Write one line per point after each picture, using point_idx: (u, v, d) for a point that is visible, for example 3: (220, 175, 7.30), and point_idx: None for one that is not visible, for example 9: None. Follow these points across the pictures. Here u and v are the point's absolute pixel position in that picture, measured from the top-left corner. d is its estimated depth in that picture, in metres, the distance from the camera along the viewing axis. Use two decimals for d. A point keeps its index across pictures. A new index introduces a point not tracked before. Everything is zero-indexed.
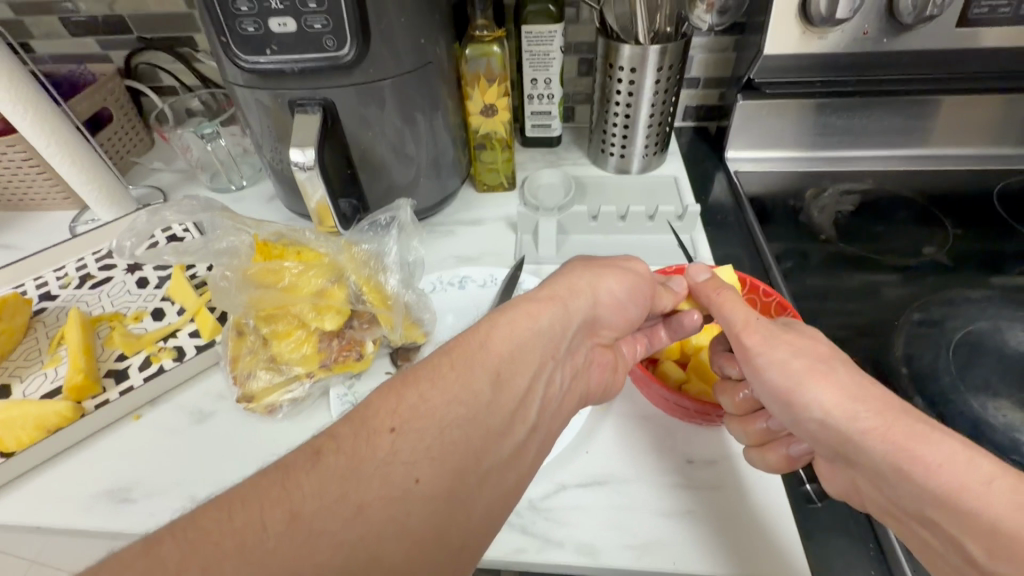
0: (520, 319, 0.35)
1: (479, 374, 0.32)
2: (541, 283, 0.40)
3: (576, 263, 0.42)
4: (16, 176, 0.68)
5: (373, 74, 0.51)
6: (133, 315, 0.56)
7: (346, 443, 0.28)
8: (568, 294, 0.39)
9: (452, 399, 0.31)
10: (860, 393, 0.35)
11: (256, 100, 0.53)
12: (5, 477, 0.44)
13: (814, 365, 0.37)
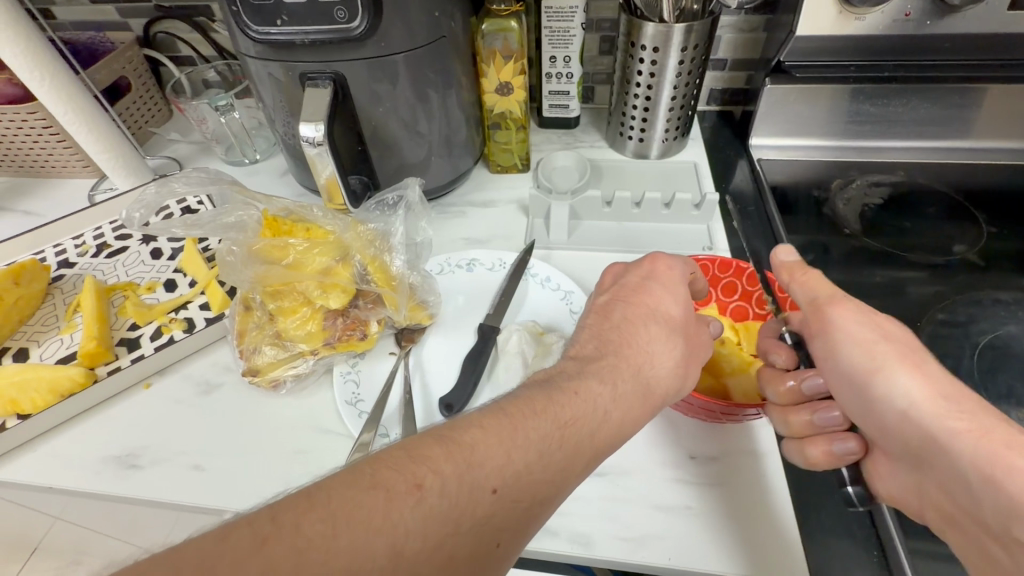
0: (618, 391, 0.35)
1: (576, 436, 0.31)
2: (639, 335, 0.38)
3: (676, 316, 0.40)
4: (36, 142, 0.68)
5: (385, 48, 0.49)
6: (145, 286, 0.57)
7: (452, 476, 0.26)
8: (661, 367, 0.37)
9: (545, 461, 0.30)
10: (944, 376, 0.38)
11: (270, 74, 0.53)
12: (21, 438, 0.45)
13: (902, 351, 0.39)
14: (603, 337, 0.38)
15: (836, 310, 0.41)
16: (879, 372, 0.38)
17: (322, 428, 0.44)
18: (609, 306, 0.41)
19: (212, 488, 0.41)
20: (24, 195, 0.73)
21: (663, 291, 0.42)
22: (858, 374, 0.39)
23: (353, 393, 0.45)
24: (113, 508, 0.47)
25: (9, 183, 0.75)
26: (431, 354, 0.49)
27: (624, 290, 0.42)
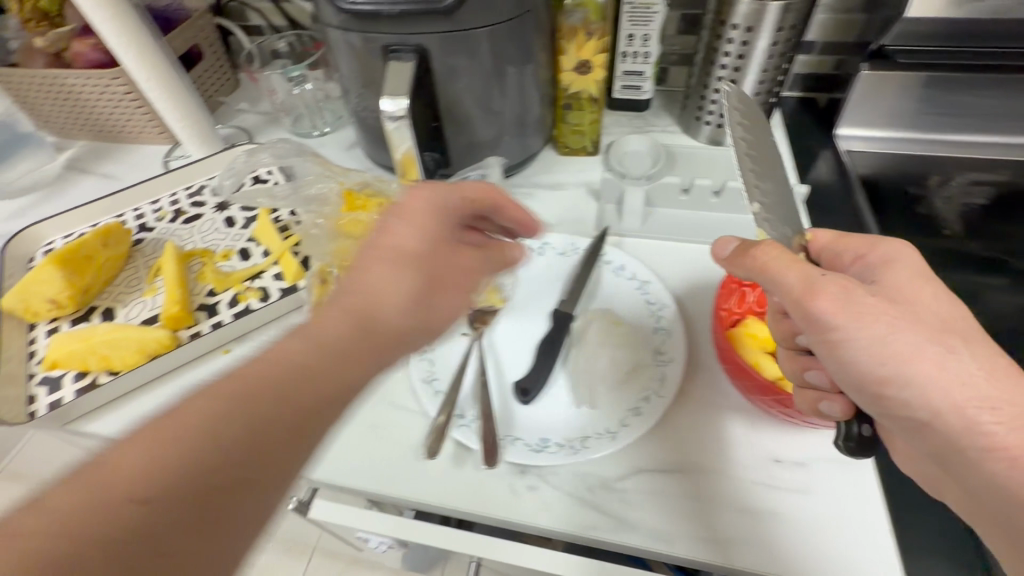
0: (326, 341, 0.32)
1: (246, 387, 0.29)
2: (369, 277, 0.35)
3: (414, 247, 0.36)
4: (117, 107, 0.70)
5: (470, 22, 0.48)
6: (221, 253, 0.58)
7: (142, 464, 0.25)
8: (383, 306, 0.34)
9: (251, 423, 0.28)
10: (953, 352, 0.31)
11: (351, 45, 0.52)
12: (112, 394, 0.47)
13: (924, 340, 0.31)
14: (428, 263, 0.37)
15: (849, 318, 0.32)
16: (913, 383, 0.31)
17: (397, 404, 0.44)
18: (375, 239, 0.37)
19: None
20: (103, 159, 0.75)
21: (406, 221, 0.37)
22: (870, 386, 0.33)
23: (429, 373, 0.45)
24: None
25: (89, 146, 0.77)
26: (503, 337, 0.48)
27: (393, 220, 0.37)
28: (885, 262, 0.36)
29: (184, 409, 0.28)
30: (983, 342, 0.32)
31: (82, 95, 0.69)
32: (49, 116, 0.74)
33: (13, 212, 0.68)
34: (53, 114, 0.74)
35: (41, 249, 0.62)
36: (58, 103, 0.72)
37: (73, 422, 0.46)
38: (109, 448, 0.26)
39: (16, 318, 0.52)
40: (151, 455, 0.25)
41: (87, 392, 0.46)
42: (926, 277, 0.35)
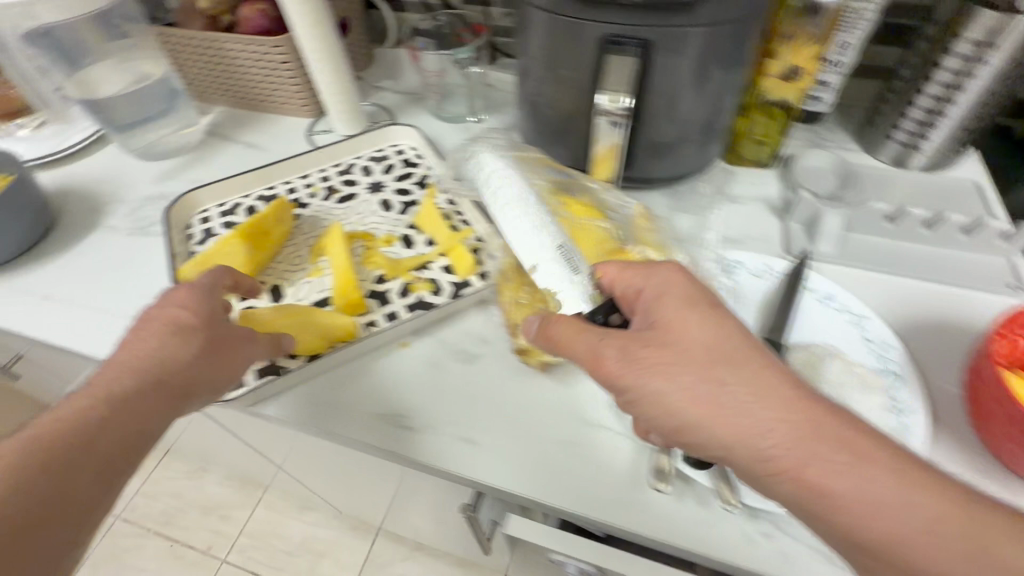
0: (119, 398, 0.35)
1: (66, 434, 0.33)
2: (147, 342, 0.37)
3: (187, 320, 0.38)
4: (270, 76, 0.69)
5: (708, 18, 0.44)
6: (384, 238, 0.57)
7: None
8: (168, 361, 0.37)
9: (48, 460, 0.31)
10: (736, 394, 0.31)
11: (552, 29, 0.48)
12: (291, 381, 0.45)
13: (757, 399, 0.31)
14: (211, 325, 0.39)
15: (600, 346, 0.35)
16: (795, 471, 0.29)
17: (599, 423, 0.42)
18: (147, 312, 0.39)
19: (493, 466, 0.41)
20: (244, 127, 0.74)
21: (178, 303, 0.39)
22: (753, 466, 0.31)
23: None
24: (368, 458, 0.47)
25: (229, 112, 0.76)
26: None
27: (173, 295, 0.40)
28: (657, 295, 0.36)
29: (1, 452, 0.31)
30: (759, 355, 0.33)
31: (238, 61, 0.68)
32: (196, 79, 0.73)
33: (161, 174, 0.67)
34: (201, 77, 0.73)
35: (196, 216, 0.61)
36: (209, 67, 0.70)
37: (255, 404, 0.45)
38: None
39: None
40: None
41: (270, 378, 0.44)
42: (697, 306, 0.35)
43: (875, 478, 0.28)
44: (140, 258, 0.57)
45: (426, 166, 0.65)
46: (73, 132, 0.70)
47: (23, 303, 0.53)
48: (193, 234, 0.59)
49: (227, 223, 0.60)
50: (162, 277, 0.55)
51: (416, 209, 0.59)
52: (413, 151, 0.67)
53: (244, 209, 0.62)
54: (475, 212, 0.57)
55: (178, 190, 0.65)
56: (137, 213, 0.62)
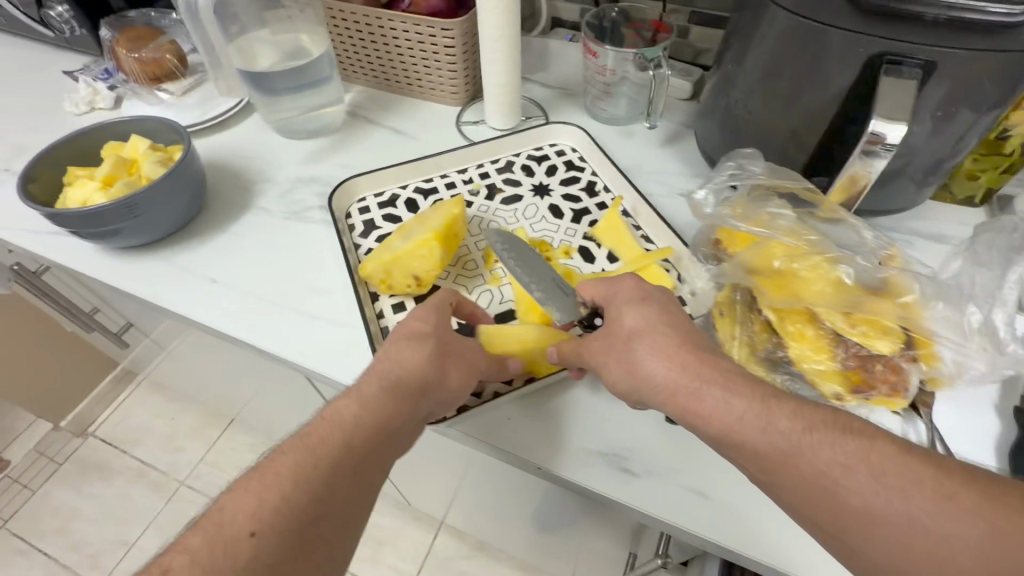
0: (367, 398, 0.36)
1: (330, 431, 0.34)
2: (388, 348, 0.39)
3: (423, 327, 0.40)
4: (428, 59, 0.65)
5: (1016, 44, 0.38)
6: (562, 249, 0.53)
7: (256, 479, 0.32)
8: (407, 363, 0.38)
9: (316, 455, 0.33)
10: (706, 377, 0.34)
11: (810, 39, 0.42)
12: (487, 403, 0.42)
13: (734, 388, 0.33)
14: (442, 340, 0.40)
15: (611, 360, 0.38)
16: (733, 441, 0.32)
17: None
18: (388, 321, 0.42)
19: (728, 525, 0.37)
20: (386, 110, 0.70)
21: (415, 311, 0.41)
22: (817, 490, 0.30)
23: None
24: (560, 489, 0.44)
25: (369, 93, 0.72)
26: (946, 427, 0.40)
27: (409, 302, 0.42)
28: (615, 298, 0.41)
29: (285, 445, 0.34)
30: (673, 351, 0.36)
31: (396, 41, 0.64)
32: (344, 55, 0.70)
33: (308, 155, 0.64)
34: (349, 54, 0.69)
35: (354, 204, 0.58)
36: (361, 45, 0.67)
37: (455, 425, 0.42)
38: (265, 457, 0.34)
39: (370, 286, 0.49)
40: (252, 475, 0.32)
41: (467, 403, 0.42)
42: (633, 300, 0.39)
43: (907, 494, 0.28)
44: (302, 246, 0.54)
45: (591, 170, 0.61)
46: (217, 102, 0.67)
47: (190, 284, 0.51)
48: (354, 224, 0.56)
49: (387, 215, 0.57)
50: (328, 268, 0.52)
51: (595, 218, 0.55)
52: (574, 152, 0.63)
53: (402, 201, 0.58)
54: (663, 229, 0.53)
55: (328, 174, 0.62)
56: (289, 196, 0.59)
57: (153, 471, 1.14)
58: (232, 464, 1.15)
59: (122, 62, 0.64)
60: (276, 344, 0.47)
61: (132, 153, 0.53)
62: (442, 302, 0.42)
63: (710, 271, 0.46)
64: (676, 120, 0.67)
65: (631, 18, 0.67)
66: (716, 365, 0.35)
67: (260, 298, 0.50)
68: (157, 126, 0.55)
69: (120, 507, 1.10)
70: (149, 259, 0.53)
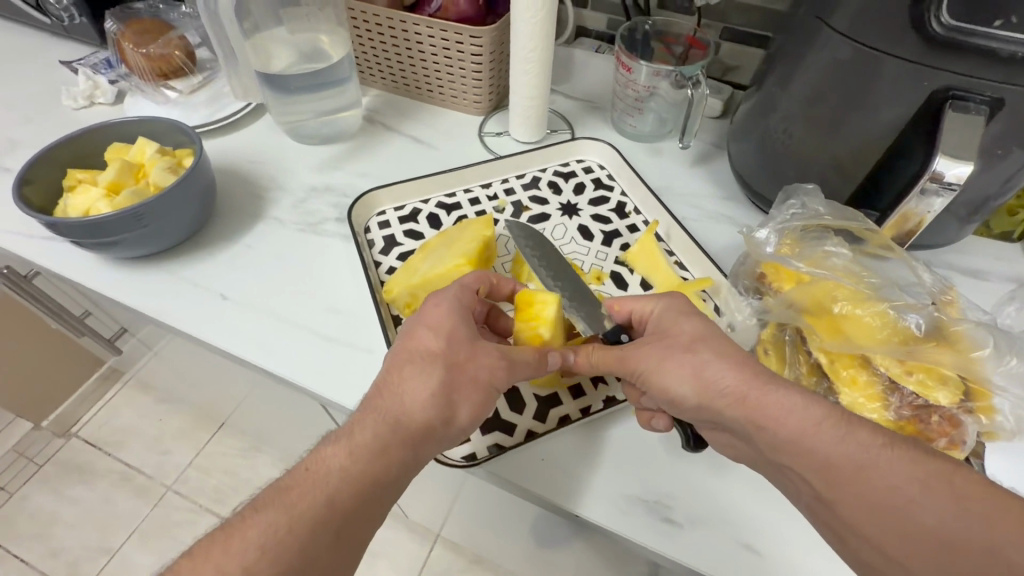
0: (361, 444, 0.33)
1: (314, 484, 0.31)
2: (392, 374, 0.35)
3: (429, 348, 0.36)
4: (451, 67, 0.62)
5: None
6: (593, 274, 0.51)
7: (226, 541, 0.29)
8: (408, 398, 0.34)
9: (293, 514, 0.30)
10: (775, 385, 0.32)
11: (865, 68, 0.40)
12: (519, 441, 0.40)
13: (804, 397, 0.32)
14: (449, 363, 0.35)
15: (665, 362, 0.35)
16: (800, 449, 0.30)
17: None
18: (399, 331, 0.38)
19: None
20: (404, 116, 0.67)
21: (424, 323, 0.37)
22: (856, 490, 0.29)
23: None
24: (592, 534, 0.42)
25: (386, 97, 0.69)
26: (1000, 480, 0.39)
27: (422, 310, 0.39)
28: (664, 308, 0.39)
29: (264, 497, 0.31)
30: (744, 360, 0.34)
31: (419, 47, 0.61)
32: (362, 57, 0.67)
33: (323, 162, 0.61)
34: (368, 57, 0.66)
35: (374, 217, 0.55)
36: (382, 48, 0.64)
37: (489, 464, 0.39)
38: (240, 509, 0.31)
39: (395, 308, 0.47)
40: (223, 536, 0.30)
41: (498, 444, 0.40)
42: (686, 309, 0.38)
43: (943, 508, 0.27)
44: (318, 260, 0.51)
45: (620, 189, 0.59)
46: (227, 101, 0.63)
47: (197, 298, 0.48)
48: (374, 239, 0.53)
49: (408, 231, 0.54)
50: (346, 287, 0.49)
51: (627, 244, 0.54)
52: (602, 169, 0.61)
53: (424, 216, 0.56)
54: (698, 257, 0.51)
55: (345, 183, 0.59)
56: (304, 206, 0.56)
57: (138, 475, 1.08)
58: (223, 470, 1.09)
59: (128, 57, 0.61)
60: (289, 368, 0.44)
61: (138, 157, 0.50)
62: (472, 287, 0.41)
63: (754, 305, 0.44)
64: (706, 139, 0.65)
65: (664, 31, 0.65)
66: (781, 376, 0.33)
67: (273, 317, 0.47)
68: (165, 128, 0.52)
69: (101, 512, 1.04)
70: (153, 270, 0.50)
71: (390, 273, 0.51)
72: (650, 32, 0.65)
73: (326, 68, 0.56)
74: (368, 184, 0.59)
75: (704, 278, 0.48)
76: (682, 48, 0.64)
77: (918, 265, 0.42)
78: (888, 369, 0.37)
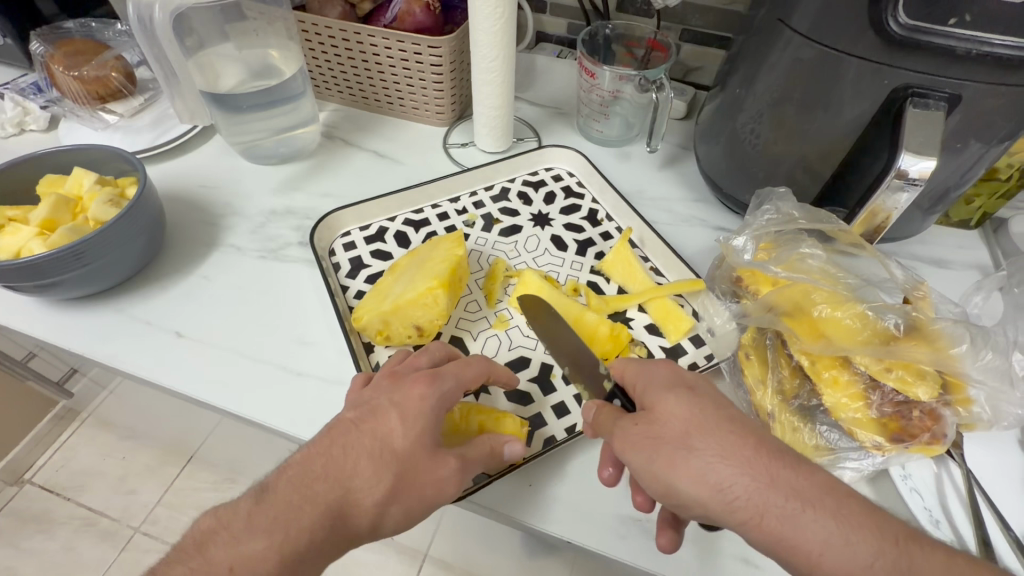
0: (292, 542, 0.29)
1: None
2: (343, 463, 0.32)
3: (392, 449, 0.32)
4: (411, 78, 0.60)
5: None
6: (569, 286, 0.50)
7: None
8: (352, 501, 0.31)
9: None
10: (771, 474, 0.28)
11: (828, 67, 0.40)
12: (504, 469, 0.38)
13: (807, 488, 0.28)
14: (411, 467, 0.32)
15: (656, 460, 0.31)
16: (779, 534, 0.27)
17: None
18: (370, 409, 0.34)
19: None
20: (364, 130, 0.65)
21: (398, 415, 0.34)
22: (763, 511, 0.28)
23: (929, 509, 0.37)
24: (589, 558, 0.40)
25: (344, 112, 0.67)
26: (980, 469, 0.39)
27: (403, 396, 0.34)
28: (647, 389, 0.34)
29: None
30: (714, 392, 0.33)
31: (376, 59, 0.59)
32: (317, 71, 0.64)
33: (281, 183, 0.58)
34: (323, 71, 0.64)
35: (338, 240, 0.53)
36: (337, 61, 0.61)
37: (476, 494, 0.37)
38: None
39: (365, 336, 0.45)
40: None
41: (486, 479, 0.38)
42: (675, 387, 0.33)
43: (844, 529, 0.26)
44: (280, 289, 0.49)
45: (591, 196, 0.58)
46: (172, 123, 0.59)
47: (149, 338, 0.45)
48: (340, 263, 0.51)
49: (376, 252, 0.52)
50: (313, 316, 0.47)
51: (603, 253, 0.53)
52: (572, 176, 0.60)
53: (391, 234, 0.54)
54: (674, 262, 0.51)
55: (306, 204, 0.56)
56: (262, 231, 0.53)
57: (102, 518, 0.98)
58: (196, 506, 0.99)
59: (59, 81, 0.57)
60: (256, 409, 0.41)
61: (76, 189, 0.46)
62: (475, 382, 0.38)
63: (732, 309, 0.45)
64: (673, 141, 0.65)
65: (625, 34, 0.64)
66: (786, 464, 0.29)
67: (236, 354, 0.44)
68: (103, 156, 0.48)
69: (61, 562, 0.93)
70: (98, 311, 0.46)
71: (359, 298, 0.48)
72: (611, 36, 0.65)
73: (278, 85, 0.53)
74: (331, 204, 0.57)
75: (695, 279, 0.48)
76: (645, 51, 0.64)
77: (891, 262, 0.42)
78: (876, 369, 0.36)
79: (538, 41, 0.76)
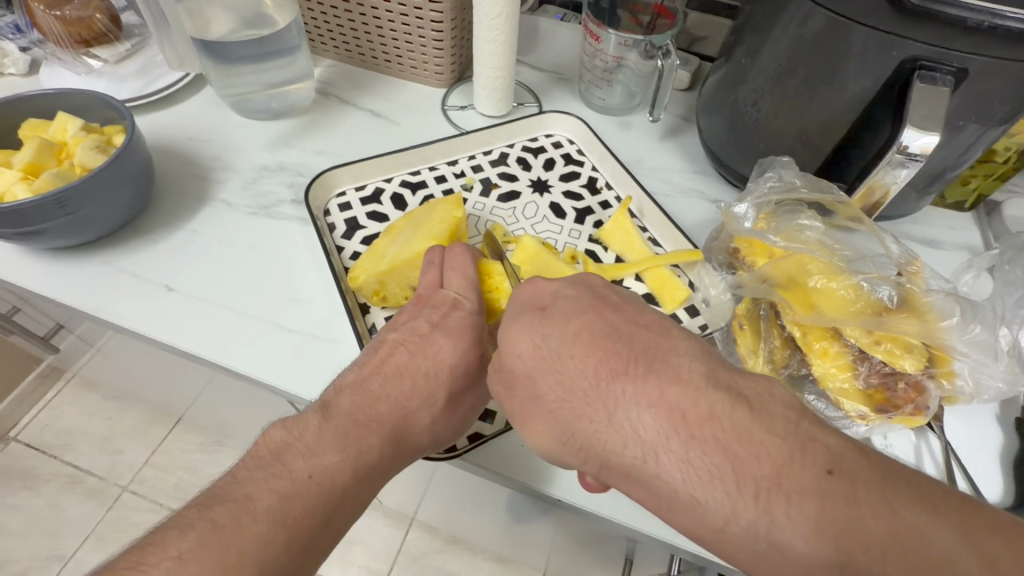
0: (363, 453, 0.32)
1: (313, 498, 0.29)
2: (401, 382, 0.35)
3: (444, 364, 0.37)
4: (410, 36, 0.58)
5: None
6: (567, 254, 0.50)
7: (212, 553, 0.26)
8: (412, 416, 0.35)
9: (291, 528, 0.28)
10: (612, 410, 0.26)
11: (837, 38, 0.39)
12: (498, 429, 0.39)
13: (626, 395, 0.26)
14: (455, 383, 0.37)
15: (512, 403, 0.31)
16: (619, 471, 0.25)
17: None
18: (413, 334, 0.38)
19: None
20: (360, 88, 0.63)
21: (442, 335, 0.38)
22: (604, 455, 0.26)
23: None
24: (577, 516, 0.41)
25: (340, 68, 0.65)
26: (957, 440, 0.41)
27: (442, 322, 0.39)
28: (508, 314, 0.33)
29: (250, 499, 0.28)
30: (581, 300, 0.31)
31: (375, 13, 0.57)
32: (312, 24, 0.62)
33: (275, 139, 0.56)
34: (319, 23, 0.61)
35: (333, 199, 0.52)
36: (334, 13, 0.59)
37: (469, 454, 0.38)
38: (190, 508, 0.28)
39: (361, 296, 0.45)
40: (205, 542, 0.26)
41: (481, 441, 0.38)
42: (526, 310, 0.31)
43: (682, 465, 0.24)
44: (272, 246, 0.48)
45: (591, 164, 0.58)
46: (159, 72, 0.57)
47: (140, 291, 0.44)
48: (334, 223, 0.50)
49: (371, 213, 0.51)
50: (308, 274, 0.46)
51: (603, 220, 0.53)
52: (571, 144, 0.59)
53: (387, 195, 0.53)
54: (673, 233, 0.51)
55: (299, 161, 0.55)
56: (254, 187, 0.52)
57: (89, 477, 0.98)
58: (184, 466, 1.00)
59: (39, 21, 0.54)
60: (250, 364, 0.41)
61: (60, 135, 0.45)
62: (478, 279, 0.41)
63: (727, 280, 0.45)
64: (674, 112, 0.64)
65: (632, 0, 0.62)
66: None
67: (228, 309, 0.43)
68: (88, 101, 0.46)
69: (48, 518, 0.94)
70: (86, 262, 0.45)
71: (355, 259, 0.48)
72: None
73: (272, 35, 0.51)
74: (326, 162, 0.55)
75: (693, 250, 0.48)
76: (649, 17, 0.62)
77: (888, 237, 0.42)
78: (865, 340, 0.36)
79: (541, 3, 0.74)
